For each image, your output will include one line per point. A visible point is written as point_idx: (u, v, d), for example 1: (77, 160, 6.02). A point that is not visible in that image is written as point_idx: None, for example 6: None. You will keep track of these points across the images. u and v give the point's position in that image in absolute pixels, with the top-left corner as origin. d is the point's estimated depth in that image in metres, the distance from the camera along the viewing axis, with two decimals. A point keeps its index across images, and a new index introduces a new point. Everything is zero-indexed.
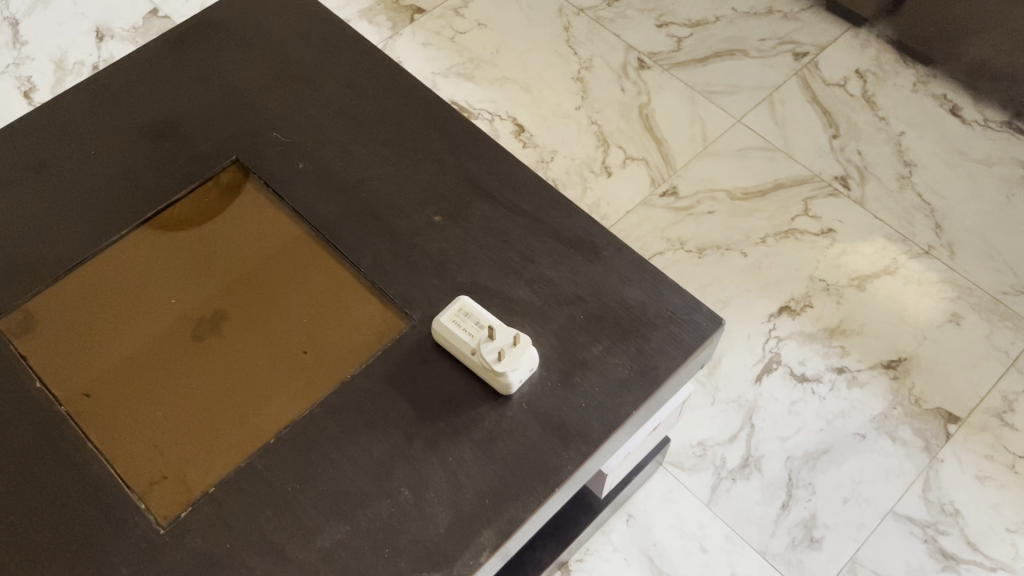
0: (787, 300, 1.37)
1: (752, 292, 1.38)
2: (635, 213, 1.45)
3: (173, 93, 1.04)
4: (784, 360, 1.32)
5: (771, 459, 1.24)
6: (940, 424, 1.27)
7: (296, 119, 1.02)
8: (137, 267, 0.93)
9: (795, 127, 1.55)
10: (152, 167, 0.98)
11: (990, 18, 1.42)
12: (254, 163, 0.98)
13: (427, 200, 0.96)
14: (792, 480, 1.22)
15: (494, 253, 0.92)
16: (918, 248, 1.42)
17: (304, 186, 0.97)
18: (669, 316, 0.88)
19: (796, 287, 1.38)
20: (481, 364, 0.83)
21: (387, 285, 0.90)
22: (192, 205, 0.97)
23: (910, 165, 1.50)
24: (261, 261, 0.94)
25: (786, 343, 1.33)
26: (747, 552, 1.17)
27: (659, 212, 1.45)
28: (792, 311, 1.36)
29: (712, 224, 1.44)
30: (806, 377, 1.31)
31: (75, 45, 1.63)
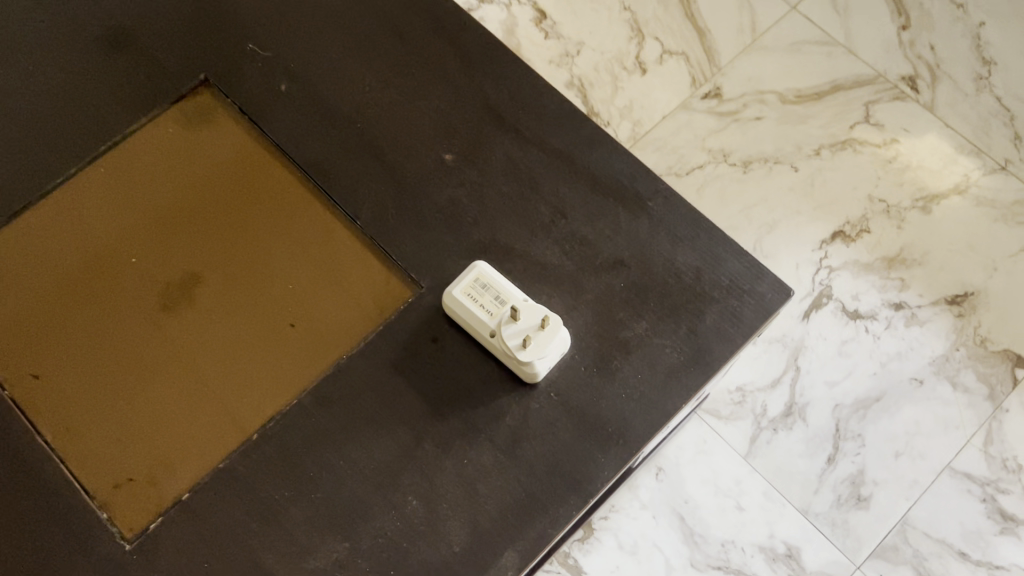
0: (841, 224, 1.21)
1: (804, 214, 1.22)
2: (673, 119, 1.27)
3: None
4: (835, 295, 1.18)
5: (817, 407, 1.12)
6: (1007, 368, 1.13)
7: (276, 25, 0.84)
8: (88, 214, 0.77)
9: (859, 15, 1.34)
10: (103, 86, 0.81)
11: None
12: (226, 84, 0.81)
13: (437, 134, 0.80)
14: (839, 432, 1.11)
15: (518, 204, 0.77)
16: (992, 162, 1.24)
17: (286, 113, 0.80)
18: (727, 287, 0.74)
19: (852, 209, 1.22)
20: (502, 350, 0.69)
21: (390, 242, 0.76)
22: (154, 136, 0.80)
23: (989, 63, 1.30)
24: (241, 211, 0.78)
25: (838, 274, 1.19)
26: (787, 511, 1.07)
27: (701, 117, 1.27)
28: (846, 238, 1.21)
29: (759, 132, 1.26)
30: (859, 314, 1.17)
31: None
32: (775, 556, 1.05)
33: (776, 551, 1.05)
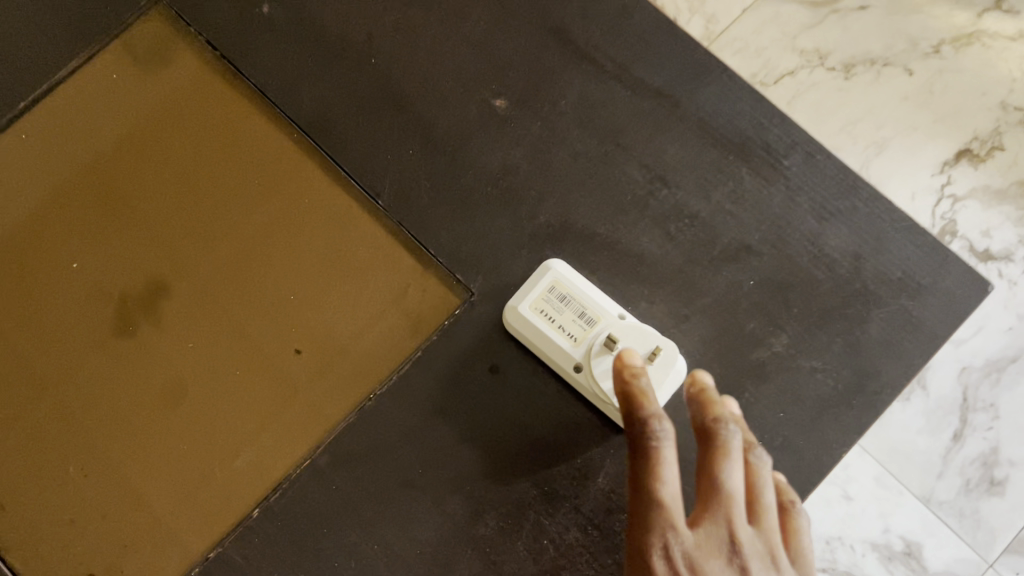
0: (967, 139, 0.80)
1: (920, 131, 0.79)
2: (753, 10, 0.81)
3: None
4: (960, 233, 0.79)
5: (938, 372, 0.80)
6: None
7: None
8: (7, 200, 0.56)
9: None
10: (20, 17, 0.59)
11: None
12: (189, 8, 0.59)
13: (481, 68, 0.57)
14: (967, 401, 0.79)
15: (600, 169, 0.56)
16: None
17: (273, 49, 0.58)
18: (898, 281, 0.54)
19: (981, 118, 0.80)
20: (590, 389, 0.50)
21: (425, 229, 0.55)
22: (91, 86, 0.58)
23: None
24: (215, 189, 0.57)
25: (964, 205, 0.80)
26: (904, 500, 0.78)
27: (789, 7, 0.81)
28: (973, 156, 0.80)
29: (866, 25, 0.81)
30: (990, 257, 0.80)
31: None
32: (890, 554, 0.77)
33: (891, 548, 0.78)
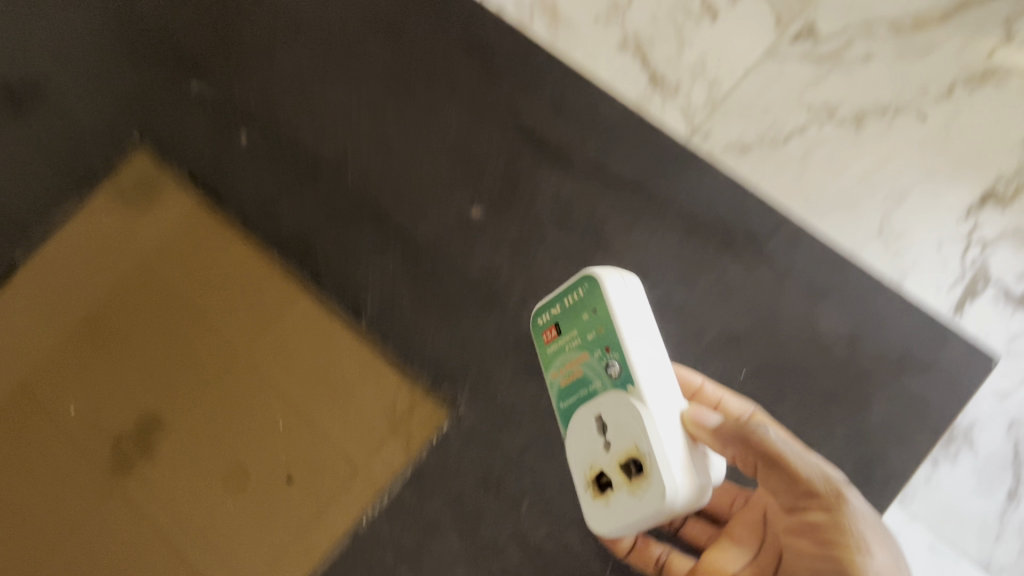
0: (992, 183, 0.64)
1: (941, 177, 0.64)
2: (758, 74, 0.67)
3: (26, 25, 0.63)
4: (995, 277, 0.63)
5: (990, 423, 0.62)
6: None
7: (222, 48, 0.62)
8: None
9: None
10: (10, 164, 0.60)
11: None
12: (174, 141, 0.60)
13: (458, 177, 0.58)
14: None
15: (579, 267, 0.55)
16: None
17: (251, 174, 0.59)
18: (897, 360, 0.52)
19: (1004, 160, 0.64)
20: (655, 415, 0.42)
21: (408, 343, 0.55)
22: (84, 228, 0.59)
23: None
24: (205, 317, 0.57)
25: (994, 251, 0.64)
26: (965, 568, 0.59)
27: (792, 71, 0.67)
28: (999, 200, 0.64)
29: (873, 79, 0.66)
30: None
31: None
32: None
33: None
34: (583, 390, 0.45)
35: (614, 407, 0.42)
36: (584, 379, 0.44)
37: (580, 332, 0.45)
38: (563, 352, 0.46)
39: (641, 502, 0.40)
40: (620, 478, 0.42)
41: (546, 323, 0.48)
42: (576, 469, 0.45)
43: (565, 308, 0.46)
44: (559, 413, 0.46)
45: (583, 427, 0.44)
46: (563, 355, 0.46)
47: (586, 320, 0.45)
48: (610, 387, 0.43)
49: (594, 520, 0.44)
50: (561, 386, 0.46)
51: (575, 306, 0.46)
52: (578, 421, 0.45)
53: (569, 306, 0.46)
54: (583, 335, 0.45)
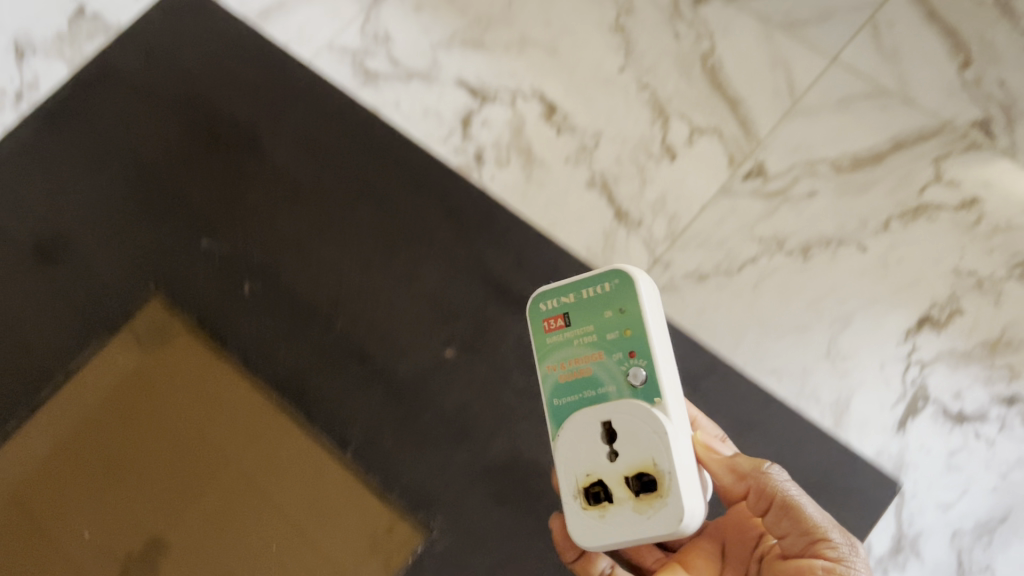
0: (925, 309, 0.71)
1: (876, 306, 0.71)
2: (713, 211, 0.75)
3: (60, 190, 0.73)
4: (933, 396, 0.69)
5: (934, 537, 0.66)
6: None
7: (230, 212, 0.71)
8: (14, 475, 0.64)
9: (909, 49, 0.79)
10: (39, 312, 0.68)
11: None
12: (185, 291, 0.68)
13: (433, 323, 0.66)
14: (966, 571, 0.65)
15: (539, 404, 0.63)
16: None
17: (251, 321, 0.67)
18: (817, 482, 0.65)
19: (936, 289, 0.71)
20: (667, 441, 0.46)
21: (388, 473, 0.62)
22: (99, 366, 0.66)
23: None
24: (207, 450, 0.64)
25: (931, 372, 0.69)
26: None
27: (744, 207, 0.75)
28: (932, 326, 0.70)
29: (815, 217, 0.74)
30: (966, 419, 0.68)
31: None
32: None
33: None
34: (589, 390, 0.48)
35: (628, 420, 0.46)
36: (594, 380, 0.48)
37: (599, 329, 0.49)
38: (573, 342, 0.49)
39: (652, 521, 0.44)
40: (622, 492, 0.45)
41: (555, 310, 0.50)
42: (563, 477, 0.47)
43: (581, 299, 0.50)
44: (552, 408, 0.49)
45: (586, 435, 0.47)
46: (573, 350, 0.49)
47: (610, 316, 0.49)
48: (629, 392, 0.47)
49: (577, 527, 0.46)
50: (560, 381, 0.49)
51: (599, 298, 0.49)
52: (577, 427, 0.47)
53: (586, 299, 0.50)
54: (602, 334, 0.48)
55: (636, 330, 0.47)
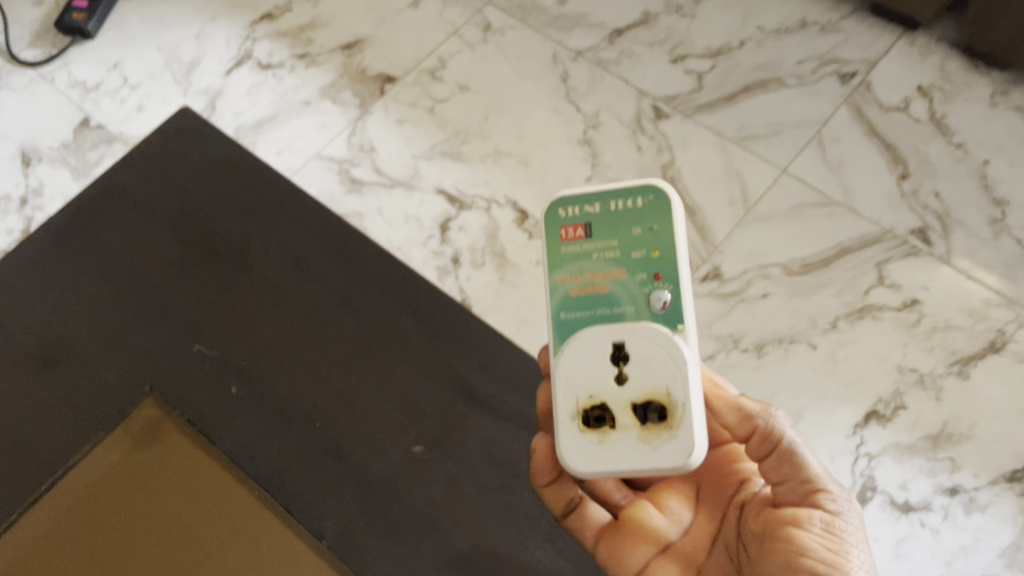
0: None
1: None
2: None
3: (68, 302, 0.80)
4: None
5: None
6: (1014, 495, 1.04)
7: (220, 321, 0.78)
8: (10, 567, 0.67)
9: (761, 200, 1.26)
10: (43, 414, 0.74)
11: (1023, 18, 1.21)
12: (177, 394, 0.74)
13: (405, 423, 0.73)
14: None
15: (499, 498, 0.69)
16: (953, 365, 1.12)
17: (238, 421, 0.73)
18: None
19: None
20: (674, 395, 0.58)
21: (360, 562, 0.67)
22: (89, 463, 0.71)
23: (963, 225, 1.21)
24: (192, 543, 0.67)
25: None
26: None
27: None
28: None
29: None
30: None
31: (44, 133, 1.46)
32: None
33: None
34: (606, 299, 0.62)
35: (648, 347, 0.60)
36: (613, 291, 0.62)
37: (623, 245, 0.63)
38: (593, 254, 0.63)
39: (657, 443, 0.57)
40: (626, 416, 0.59)
41: (580, 221, 0.64)
42: (569, 395, 0.60)
43: (607, 214, 0.64)
44: (567, 311, 0.63)
45: (604, 356, 0.60)
46: (593, 263, 0.63)
47: (637, 233, 0.63)
48: (644, 311, 0.61)
49: (578, 442, 0.59)
50: (578, 287, 0.63)
51: (627, 221, 0.63)
52: (600, 349, 0.61)
53: (611, 216, 0.64)
54: (628, 250, 0.62)
55: (661, 251, 0.61)
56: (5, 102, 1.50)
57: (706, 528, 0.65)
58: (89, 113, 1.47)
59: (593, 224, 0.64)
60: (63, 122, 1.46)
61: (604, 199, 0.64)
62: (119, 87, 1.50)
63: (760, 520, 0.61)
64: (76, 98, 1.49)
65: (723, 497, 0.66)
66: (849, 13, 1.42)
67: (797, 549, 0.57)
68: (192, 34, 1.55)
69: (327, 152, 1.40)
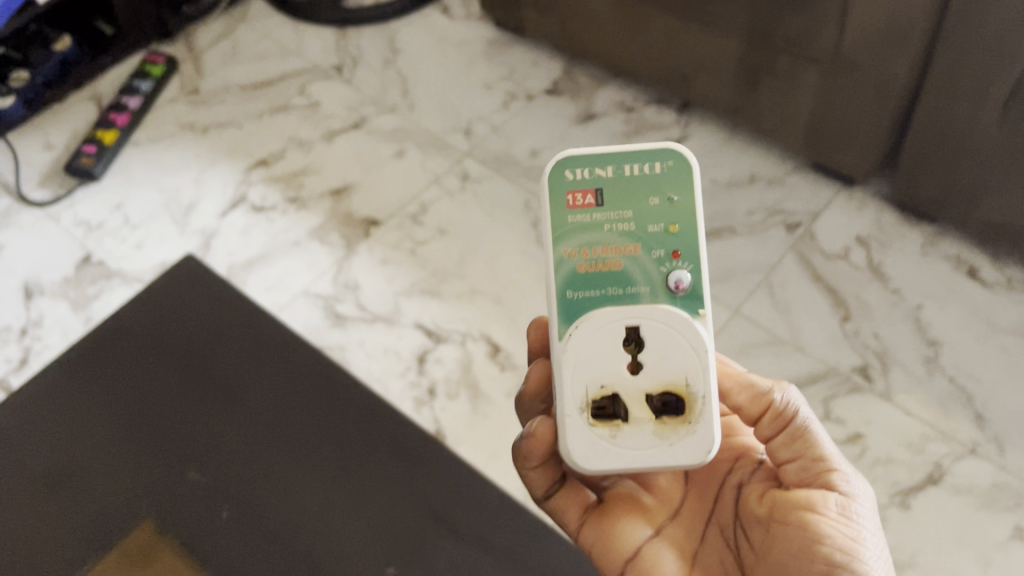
0: None
1: None
2: None
3: (75, 429, 0.84)
4: None
5: None
6: None
7: (213, 451, 0.82)
8: None
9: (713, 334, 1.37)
10: (48, 539, 0.78)
11: (945, 179, 1.36)
12: (173, 520, 0.79)
13: (378, 546, 0.76)
14: None
15: None
16: (895, 492, 1.20)
17: (230, 546, 0.77)
18: None
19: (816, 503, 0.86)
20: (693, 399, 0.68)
21: None
22: None
23: (903, 364, 1.31)
24: None
25: None
26: None
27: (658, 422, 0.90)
28: None
29: None
30: None
31: (48, 268, 1.55)
32: None
33: None
34: (620, 272, 0.70)
35: (664, 335, 0.69)
36: (627, 265, 0.70)
37: (638, 217, 0.70)
38: (605, 224, 0.70)
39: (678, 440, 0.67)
40: (643, 413, 0.68)
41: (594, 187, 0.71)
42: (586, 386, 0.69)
43: (624, 180, 0.71)
44: (577, 278, 0.70)
45: (617, 341, 0.69)
46: (605, 237, 0.70)
47: (656, 205, 0.70)
48: (661, 292, 0.70)
49: (596, 434, 0.68)
50: (590, 253, 0.70)
51: (644, 189, 0.71)
52: (613, 336, 0.69)
53: (625, 181, 0.71)
54: (645, 225, 0.70)
55: (680, 230, 0.70)
56: (13, 239, 1.60)
57: (698, 505, 0.78)
58: (90, 250, 1.57)
59: (604, 190, 0.71)
60: (65, 258, 1.56)
61: (619, 163, 0.71)
62: (121, 227, 1.61)
63: (767, 503, 0.73)
64: (79, 236, 1.59)
65: (716, 474, 0.79)
66: (794, 170, 1.56)
67: (816, 537, 0.68)
68: (192, 178, 1.68)
69: (313, 290, 1.50)
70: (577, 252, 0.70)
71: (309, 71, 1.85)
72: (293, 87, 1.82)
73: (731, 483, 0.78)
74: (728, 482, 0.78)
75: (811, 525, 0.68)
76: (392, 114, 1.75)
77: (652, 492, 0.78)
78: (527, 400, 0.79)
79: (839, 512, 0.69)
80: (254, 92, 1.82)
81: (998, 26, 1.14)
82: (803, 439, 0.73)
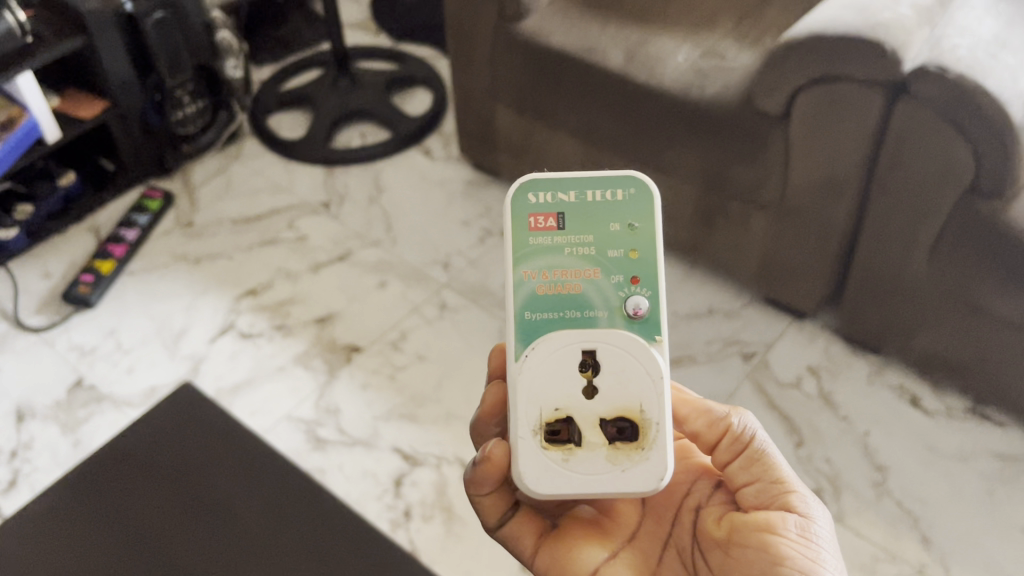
0: None
1: None
2: None
3: (76, 547, 0.90)
4: None
5: None
6: None
7: (204, 566, 0.88)
8: None
9: None
10: None
11: (885, 314, 1.48)
12: None
13: None
14: None
15: None
16: None
17: None
18: None
19: None
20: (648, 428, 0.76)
21: None
22: None
23: (854, 487, 1.39)
24: None
25: None
26: None
27: None
28: None
29: None
30: None
31: (40, 391, 1.62)
32: None
33: None
34: (580, 294, 0.79)
35: (622, 361, 0.78)
36: (587, 287, 0.79)
37: (598, 242, 0.80)
38: (567, 246, 0.79)
39: (628, 465, 0.75)
40: (598, 439, 0.76)
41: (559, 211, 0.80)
42: (542, 408, 0.77)
43: (587, 206, 0.80)
44: (538, 297, 0.79)
45: (574, 365, 0.78)
46: (568, 260, 0.79)
47: (616, 231, 0.80)
48: (617, 316, 0.79)
49: (549, 455, 0.76)
50: (553, 274, 0.79)
51: (606, 214, 0.80)
52: (572, 364, 0.78)
53: (588, 207, 0.80)
54: (604, 250, 0.80)
55: (639, 257, 0.79)
56: (7, 363, 1.67)
57: (657, 532, 0.85)
58: (83, 373, 1.65)
59: (566, 215, 0.80)
60: (58, 382, 1.63)
61: (581, 190, 0.80)
62: (113, 352, 1.68)
63: (726, 526, 0.80)
64: (73, 361, 1.67)
65: (674, 501, 0.86)
66: (749, 303, 1.68)
67: (778, 557, 0.74)
68: (184, 305, 1.77)
69: (296, 414, 1.57)
70: (538, 273, 0.79)
71: (298, 206, 1.97)
72: (282, 221, 1.94)
73: (688, 509, 0.85)
74: (686, 508, 0.85)
75: (772, 545, 0.75)
76: (375, 247, 1.86)
77: (607, 518, 0.84)
78: (483, 426, 0.86)
79: (799, 532, 0.76)
80: (245, 225, 1.94)
81: (914, 185, 1.29)
82: (759, 462, 0.81)
